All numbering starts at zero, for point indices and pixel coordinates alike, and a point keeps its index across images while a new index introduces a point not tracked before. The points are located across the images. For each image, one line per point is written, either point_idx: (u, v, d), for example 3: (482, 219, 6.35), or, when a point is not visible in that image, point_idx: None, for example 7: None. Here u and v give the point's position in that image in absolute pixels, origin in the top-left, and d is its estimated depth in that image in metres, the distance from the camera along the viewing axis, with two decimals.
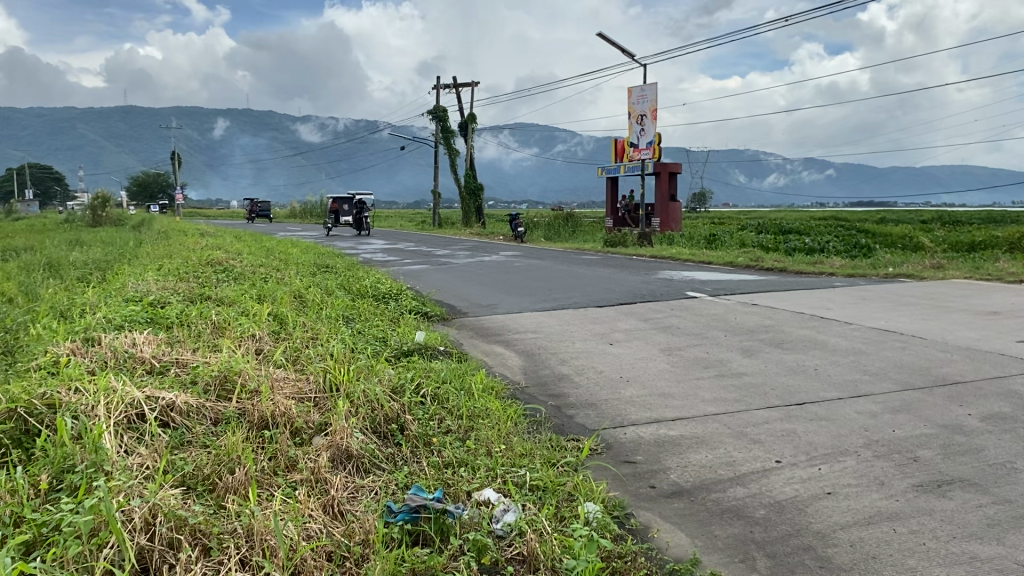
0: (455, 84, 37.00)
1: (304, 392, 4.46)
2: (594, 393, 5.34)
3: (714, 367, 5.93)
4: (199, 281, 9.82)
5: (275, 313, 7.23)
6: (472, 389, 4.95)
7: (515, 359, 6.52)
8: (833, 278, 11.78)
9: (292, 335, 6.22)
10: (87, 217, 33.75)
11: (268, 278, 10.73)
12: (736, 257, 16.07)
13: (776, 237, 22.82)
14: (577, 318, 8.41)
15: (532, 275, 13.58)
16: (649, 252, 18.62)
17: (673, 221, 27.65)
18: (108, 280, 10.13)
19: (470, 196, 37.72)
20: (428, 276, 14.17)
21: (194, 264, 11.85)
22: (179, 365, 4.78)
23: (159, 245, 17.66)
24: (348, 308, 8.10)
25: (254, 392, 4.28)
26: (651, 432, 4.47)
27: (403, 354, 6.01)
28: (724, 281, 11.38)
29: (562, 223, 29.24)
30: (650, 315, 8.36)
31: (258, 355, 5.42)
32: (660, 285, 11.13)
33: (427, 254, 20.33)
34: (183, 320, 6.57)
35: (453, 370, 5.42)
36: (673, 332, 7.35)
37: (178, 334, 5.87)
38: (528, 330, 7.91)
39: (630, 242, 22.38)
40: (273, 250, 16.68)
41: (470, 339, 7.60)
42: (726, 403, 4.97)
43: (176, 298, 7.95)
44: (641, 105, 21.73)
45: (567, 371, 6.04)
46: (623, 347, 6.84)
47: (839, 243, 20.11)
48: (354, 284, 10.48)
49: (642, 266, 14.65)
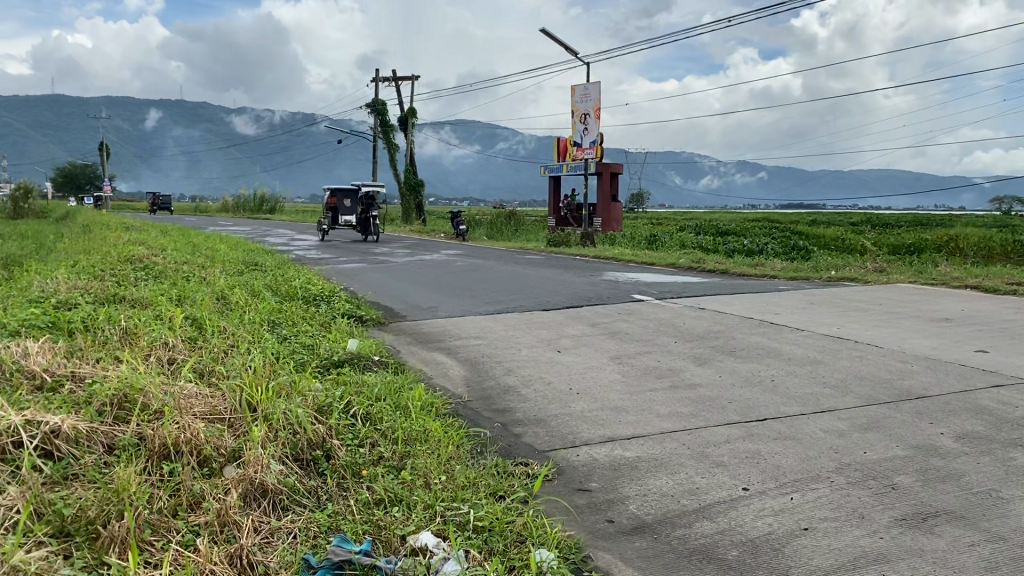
0: (395, 79, 36.29)
1: (215, 410, 3.96)
2: (542, 407, 4.92)
3: (668, 378, 5.56)
4: (115, 280, 9.11)
5: (192, 317, 6.64)
6: (409, 407, 4.48)
7: (457, 368, 6.08)
8: (779, 281, 11.58)
9: (210, 343, 5.67)
10: (6, 209, 32.11)
11: (192, 277, 10.07)
12: (679, 258, 15.87)
13: (715, 238, 22.84)
14: (521, 323, 7.97)
15: (473, 275, 13.12)
16: (591, 252, 18.34)
17: (614, 220, 27.49)
18: (11, 278, 9.35)
19: (409, 193, 36.89)
20: (365, 275, 13.61)
21: (113, 261, 11.09)
22: (73, 381, 4.20)
23: (80, 239, 16.73)
24: (274, 312, 7.54)
25: (157, 413, 3.75)
26: (605, 453, 4.06)
27: (332, 365, 5.52)
28: (670, 284, 11.06)
29: (505, 222, 28.78)
30: (597, 320, 7.98)
31: (170, 370, 4.87)
32: (606, 287, 10.75)
33: (364, 252, 19.72)
34: (88, 325, 5.94)
35: (388, 384, 4.96)
36: (622, 339, 6.97)
37: (80, 342, 5.25)
38: (470, 336, 7.46)
39: (573, 242, 22.10)
40: (200, 246, 15.90)
41: (408, 345, 7.12)
42: (685, 420, 4.60)
43: (86, 299, 7.28)
44: (584, 104, 21.42)
45: (512, 382, 5.61)
46: (571, 355, 6.44)
47: (778, 244, 20.19)
48: (283, 284, 9.90)
49: (586, 267, 14.31)
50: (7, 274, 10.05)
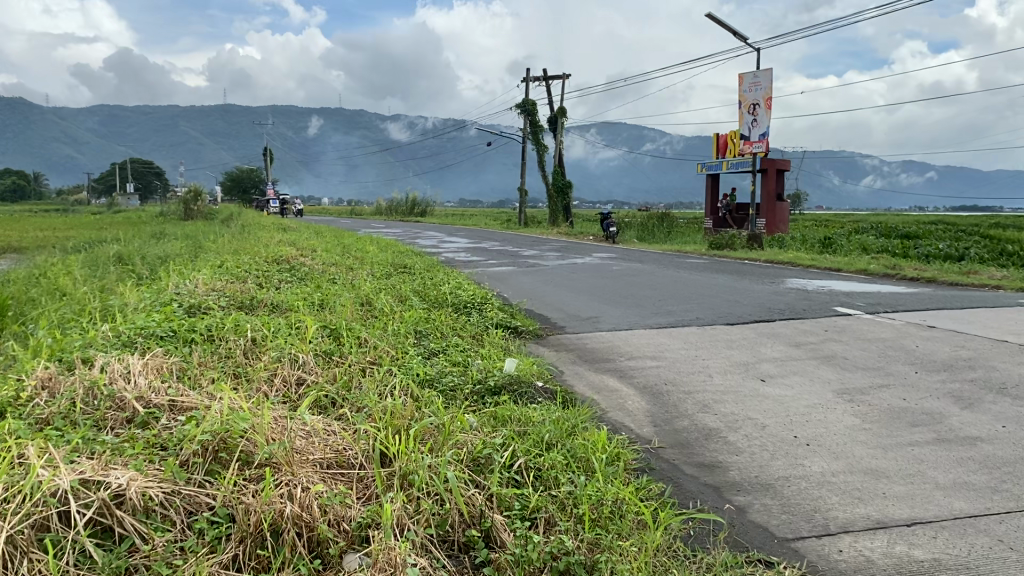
0: (547, 78, 35.30)
1: (338, 459, 3.00)
2: (765, 466, 3.68)
3: (930, 427, 4.15)
4: (257, 283, 8.47)
5: (329, 326, 5.75)
6: (592, 463, 3.31)
7: (637, 400, 4.89)
8: (1006, 293, 9.69)
9: (346, 360, 4.71)
10: (178, 211, 33.40)
11: (337, 280, 9.36)
12: (868, 263, 14.09)
13: (901, 242, 20.51)
14: (707, 341, 6.67)
15: (636, 281, 11.91)
16: (763, 256, 16.70)
17: (780, 222, 25.40)
18: (154, 280, 8.96)
19: (558, 194, 35.74)
20: (517, 280, 12.65)
21: (260, 262, 10.64)
22: (171, 412, 3.33)
23: (232, 240, 16.68)
24: (421, 322, 6.57)
25: (262, 462, 2.81)
26: (880, 550, 2.81)
27: (490, 392, 4.44)
28: (873, 294, 9.41)
29: (657, 224, 27.41)
30: (801, 340, 6.58)
31: (294, 399, 3.95)
32: (797, 298, 9.24)
33: (513, 254, 18.85)
34: (213, 335, 5.13)
35: (557, 423, 3.80)
36: (842, 367, 5.55)
37: (196, 357, 4.45)
38: (647, 356, 6.23)
39: (738, 245, 20.36)
40: (350, 248, 15.38)
41: (572, 366, 5.98)
42: (982, 496, 3.24)
43: (220, 304, 6.57)
44: (753, 93, 19.55)
45: (717, 424, 4.35)
46: (781, 386, 5.12)
47: (981, 249, 17.81)
48: (431, 289, 8.97)
49: (763, 272, 12.78)
50: (152, 276, 9.72)
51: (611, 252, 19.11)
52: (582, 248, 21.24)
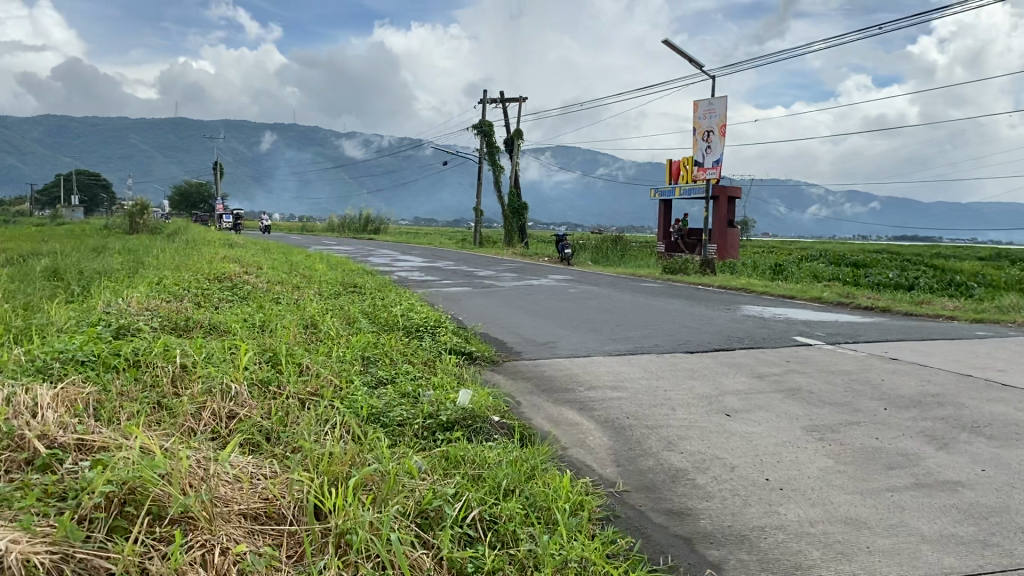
0: (504, 100, 35.19)
1: (267, 509, 2.66)
2: (736, 514, 3.39)
3: (907, 470, 3.91)
4: (196, 302, 8.00)
5: (269, 351, 5.35)
6: (555, 516, 2.99)
7: (598, 435, 4.59)
8: (961, 324, 9.65)
9: (284, 391, 4.33)
10: (122, 224, 32.37)
11: (281, 300, 8.92)
12: (822, 291, 14.06)
13: (851, 270, 20.67)
14: (668, 371, 6.41)
15: (592, 305, 11.69)
16: (717, 282, 16.63)
17: (732, 248, 25.50)
18: (84, 297, 8.42)
19: (513, 215, 35.56)
20: (470, 301, 12.34)
21: (201, 280, 10.13)
22: (79, 453, 2.92)
23: (174, 255, 16.02)
24: (368, 347, 6.20)
25: (177, 517, 2.43)
26: None
27: (441, 428, 4.10)
28: (831, 323, 9.27)
29: (611, 247, 27.35)
30: (763, 371, 6.36)
31: (222, 438, 3.56)
32: (756, 326, 9.05)
33: (467, 274, 18.51)
34: (139, 361, 4.70)
35: (514, 466, 3.48)
36: (809, 402, 5.32)
37: (117, 387, 4.02)
38: (606, 386, 5.94)
39: (691, 269, 20.32)
40: (298, 265, 14.86)
41: (528, 396, 5.67)
42: (972, 552, 2.99)
43: (152, 325, 6.12)
44: (708, 120, 19.61)
45: (683, 463, 4.07)
46: (746, 421, 4.88)
47: (930, 279, 17.97)
48: (381, 311, 8.59)
49: (718, 298, 12.66)
50: (83, 293, 9.16)
51: (565, 274, 18.89)
52: (536, 270, 21.02)
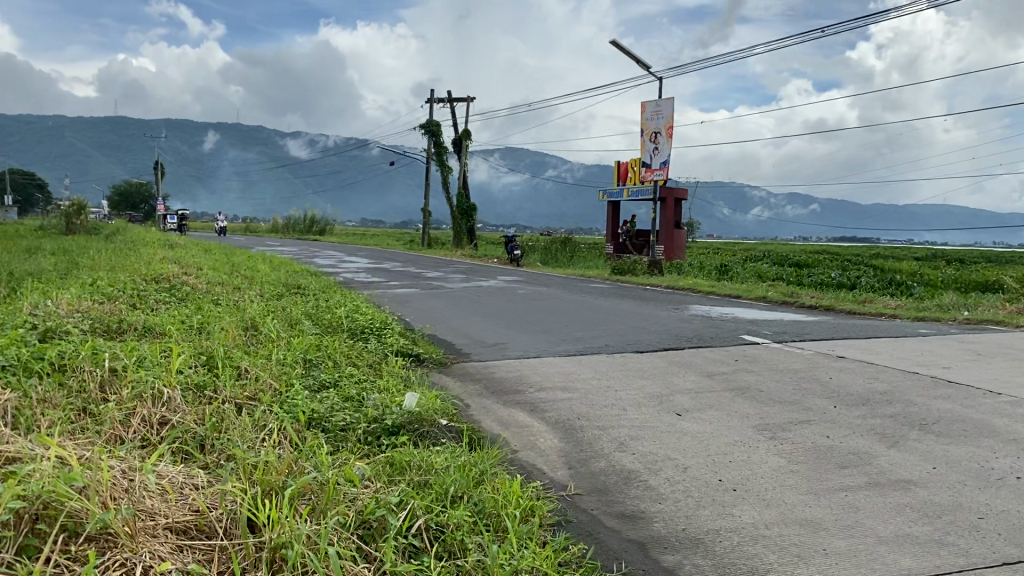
0: (452, 100, 34.97)
1: (196, 521, 2.48)
2: (691, 517, 3.30)
3: (859, 469, 3.88)
4: (132, 304, 7.68)
5: (206, 353, 5.12)
6: (505, 523, 2.86)
7: (548, 436, 4.48)
8: (902, 322, 9.77)
9: (219, 397, 4.11)
10: (59, 225, 31.32)
11: (221, 302, 8.63)
12: (767, 291, 14.18)
13: (795, 270, 20.95)
14: (618, 371, 6.33)
15: (540, 305, 11.60)
16: (665, 282, 16.68)
17: (679, 249, 25.69)
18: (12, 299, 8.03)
19: (462, 216, 35.35)
20: (418, 302, 12.15)
21: (137, 281, 9.75)
22: None
23: (113, 256, 15.49)
24: (311, 350, 5.98)
25: (95, 534, 2.24)
26: None
27: (386, 432, 3.94)
28: (777, 323, 9.31)
29: (560, 248, 27.33)
30: (713, 370, 6.32)
31: (152, 445, 3.35)
32: (704, 325, 9.05)
33: (415, 276, 18.29)
34: (65, 365, 4.43)
35: (463, 471, 3.34)
36: (759, 401, 5.27)
37: (38, 393, 3.77)
38: (556, 386, 5.83)
39: (639, 270, 20.40)
40: (241, 266, 14.49)
41: (477, 397, 5.53)
42: (928, 552, 2.94)
43: (82, 327, 5.83)
44: (656, 121, 19.71)
45: (636, 464, 3.98)
46: (698, 421, 4.81)
47: (871, 279, 18.28)
48: (326, 313, 8.36)
49: (665, 298, 12.68)
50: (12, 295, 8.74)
51: (514, 275, 18.80)
52: (484, 271, 20.89)
